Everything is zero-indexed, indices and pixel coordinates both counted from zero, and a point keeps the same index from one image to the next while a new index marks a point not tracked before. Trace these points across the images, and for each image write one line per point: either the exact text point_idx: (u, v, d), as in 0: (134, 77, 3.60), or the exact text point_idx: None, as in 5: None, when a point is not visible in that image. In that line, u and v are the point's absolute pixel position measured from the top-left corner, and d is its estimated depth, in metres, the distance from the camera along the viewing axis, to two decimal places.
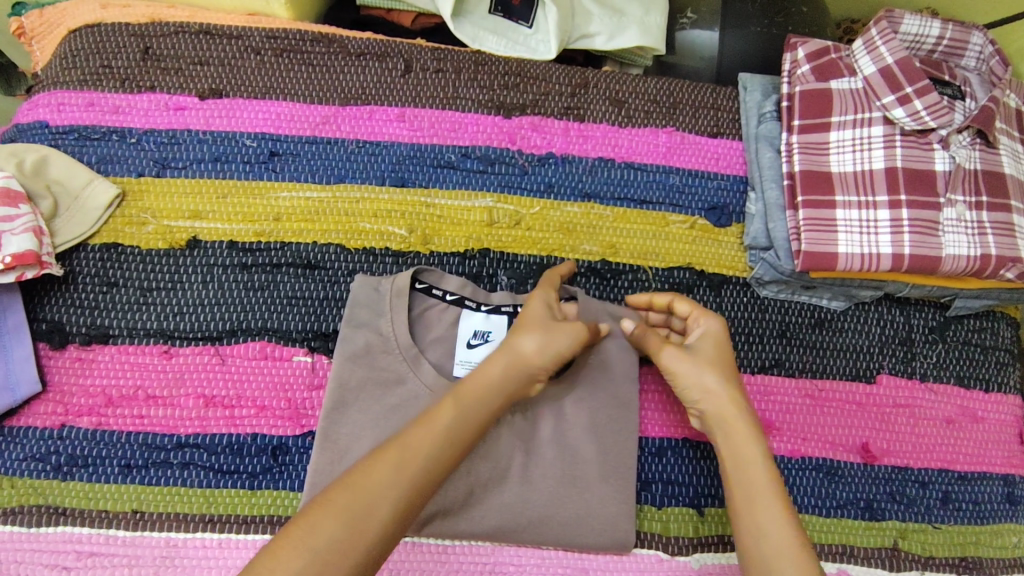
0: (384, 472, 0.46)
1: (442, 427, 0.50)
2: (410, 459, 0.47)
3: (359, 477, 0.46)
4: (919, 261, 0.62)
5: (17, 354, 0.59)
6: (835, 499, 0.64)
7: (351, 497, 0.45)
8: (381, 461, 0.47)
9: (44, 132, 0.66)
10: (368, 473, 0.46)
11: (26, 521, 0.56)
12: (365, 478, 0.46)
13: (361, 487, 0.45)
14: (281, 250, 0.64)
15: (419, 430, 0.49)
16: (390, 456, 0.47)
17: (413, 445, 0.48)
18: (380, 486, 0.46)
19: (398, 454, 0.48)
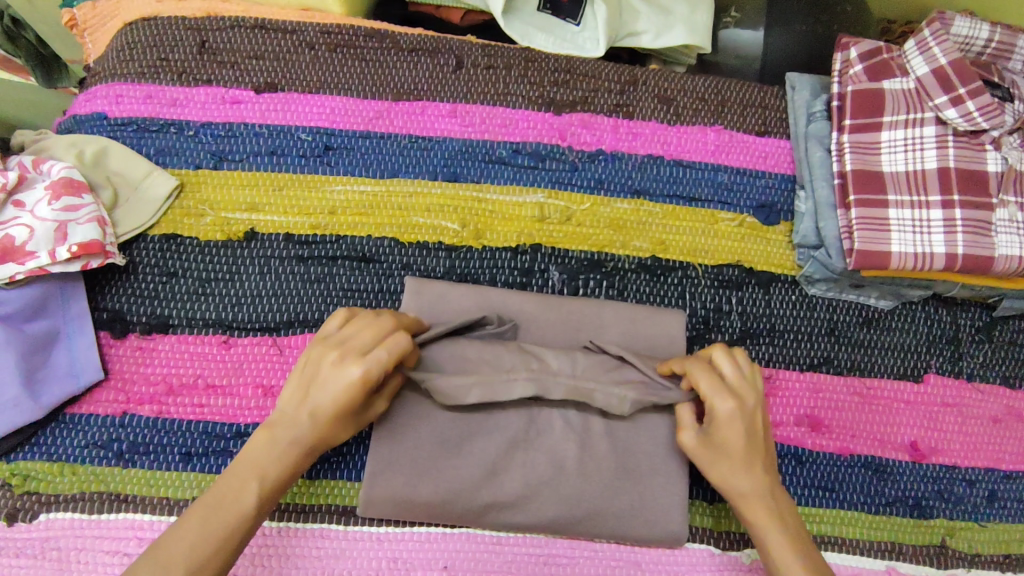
0: (212, 523, 0.47)
1: (268, 477, 0.49)
2: (239, 507, 0.48)
3: (196, 528, 0.46)
4: (971, 261, 0.63)
5: (81, 342, 0.60)
6: (884, 496, 0.64)
7: (186, 551, 0.45)
8: (209, 513, 0.47)
9: (102, 123, 0.67)
10: (195, 524, 0.46)
11: (88, 507, 0.56)
12: (190, 537, 0.46)
13: (195, 539, 0.46)
14: (337, 243, 0.65)
15: (249, 476, 0.49)
16: (221, 507, 0.48)
17: (243, 488, 0.49)
18: (209, 537, 0.46)
19: (227, 504, 0.48)
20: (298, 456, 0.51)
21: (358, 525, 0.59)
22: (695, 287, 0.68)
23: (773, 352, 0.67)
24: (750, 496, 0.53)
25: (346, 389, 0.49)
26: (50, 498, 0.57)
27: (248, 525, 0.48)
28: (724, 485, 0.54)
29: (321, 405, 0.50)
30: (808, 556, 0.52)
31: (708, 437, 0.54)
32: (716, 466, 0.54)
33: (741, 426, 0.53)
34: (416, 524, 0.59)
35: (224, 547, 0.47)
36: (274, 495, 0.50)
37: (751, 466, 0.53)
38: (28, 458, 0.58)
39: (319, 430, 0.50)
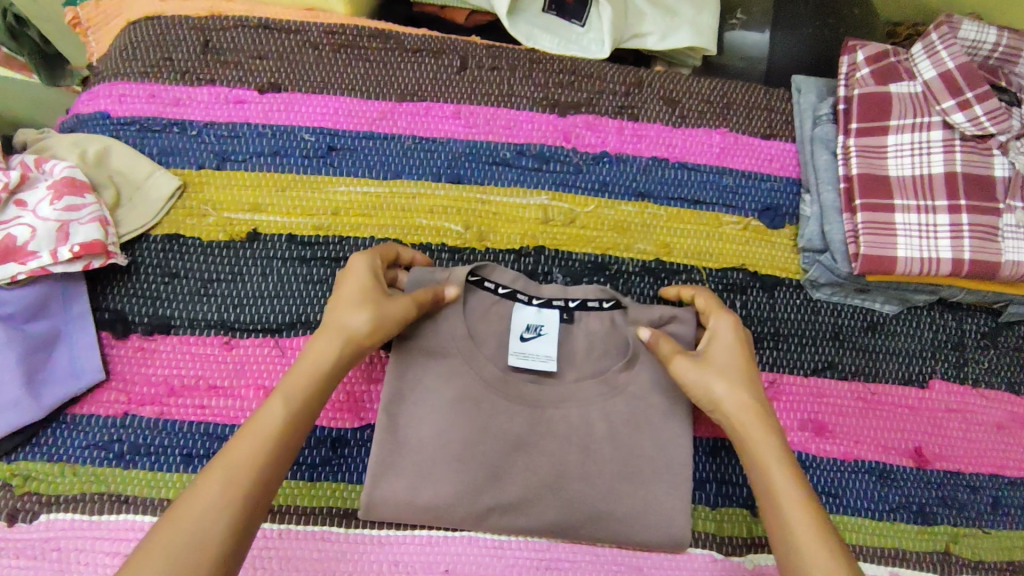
0: (245, 439, 0.45)
1: (299, 383, 0.49)
2: (271, 418, 0.47)
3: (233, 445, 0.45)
4: (978, 266, 0.62)
5: (82, 342, 0.60)
6: (888, 502, 0.64)
7: (222, 467, 0.44)
8: (243, 433, 0.46)
9: (105, 123, 0.67)
10: (231, 445, 0.45)
11: (88, 508, 0.56)
12: (226, 456, 0.44)
13: (228, 462, 0.44)
14: (340, 244, 0.65)
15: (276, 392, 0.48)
16: (253, 421, 0.46)
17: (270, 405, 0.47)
18: (239, 455, 0.44)
19: (259, 419, 0.47)
20: (325, 358, 0.50)
21: (359, 528, 0.59)
22: None
23: (776, 357, 0.66)
24: (753, 412, 0.52)
25: (356, 273, 0.55)
26: (50, 499, 0.57)
27: (285, 434, 0.47)
28: (723, 397, 0.53)
29: (337, 295, 0.53)
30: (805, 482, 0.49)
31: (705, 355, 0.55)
32: (716, 374, 0.54)
33: (736, 342, 0.56)
34: (417, 527, 0.59)
35: (263, 457, 0.45)
36: (307, 401, 0.48)
37: (750, 383, 0.54)
38: (28, 458, 0.58)
39: (338, 313, 0.52)
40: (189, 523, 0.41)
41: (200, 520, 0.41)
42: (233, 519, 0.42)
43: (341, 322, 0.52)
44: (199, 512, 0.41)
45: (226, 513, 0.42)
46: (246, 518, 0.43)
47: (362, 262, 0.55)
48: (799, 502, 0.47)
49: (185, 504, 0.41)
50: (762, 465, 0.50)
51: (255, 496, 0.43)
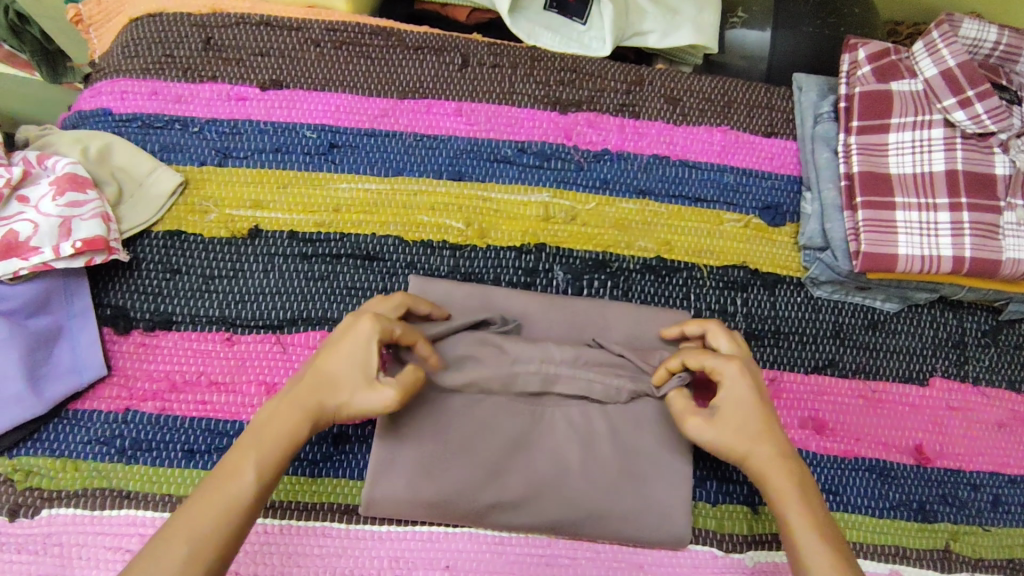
0: (206, 510, 0.45)
1: (266, 457, 0.48)
2: (234, 491, 0.46)
3: (191, 515, 0.45)
4: (978, 264, 0.62)
5: (84, 338, 0.60)
6: (888, 500, 0.64)
7: (180, 542, 0.43)
8: (203, 503, 0.45)
9: (107, 119, 0.67)
10: (189, 514, 0.45)
11: (90, 503, 0.56)
12: (182, 529, 0.44)
13: (188, 531, 0.44)
14: (341, 241, 0.65)
15: (245, 454, 0.48)
16: (216, 493, 0.46)
17: (239, 472, 0.47)
18: (201, 523, 0.44)
19: (221, 489, 0.46)
20: (295, 430, 0.49)
21: (360, 524, 0.59)
22: (701, 289, 0.68)
23: (777, 355, 0.66)
24: (771, 470, 0.51)
25: (354, 344, 0.51)
26: (51, 494, 0.57)
27: (247, 510, 0.46)
28: (740, 455, 0.52)
29: (321, 367, 0.51)
30: (833, 541, 0.48)
31: (716, 407, 0.54)
32: (731, 431, 0.52)
33: (746, 392, 0.53)
34: (418, 523, 0.59)
35: (221, 535, 0.45)
36: (273, 476, 0.48)
37: (766, 438, 0.52)
38: (29, 453, 0.58)
39: (319, 391, 0.50)
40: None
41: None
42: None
43: (317, 398, 0.50)
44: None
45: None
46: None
47: (364, 334, 0.51)
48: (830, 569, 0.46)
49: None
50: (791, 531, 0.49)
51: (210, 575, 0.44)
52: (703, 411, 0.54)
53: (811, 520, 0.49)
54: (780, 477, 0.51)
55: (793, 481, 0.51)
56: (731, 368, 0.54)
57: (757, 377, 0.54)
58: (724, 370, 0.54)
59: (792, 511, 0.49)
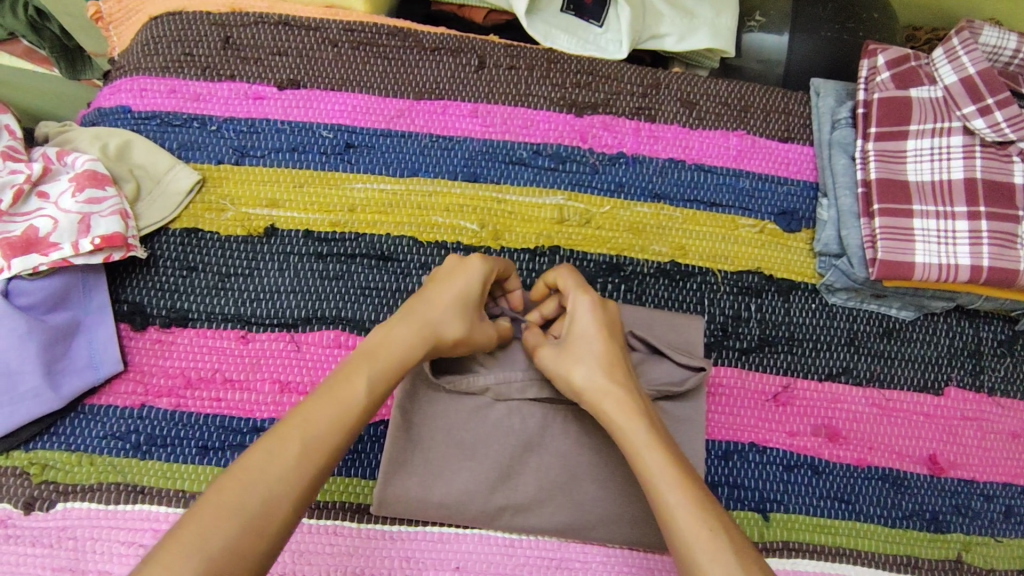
0: (323, 412, 0.45)
1: (376, 371, 0.49)
2: (346, 401, 0.46)
3: (303, 420, 0.45)
4: (996, 274, 0.62)
5: (101, 334, 0.60)
6: (901, 509, 0.64)
7: (288, 445, 0.43)
8: (317, 406, 0.46)
9: (126, 116, 0.67)
10: (303, 419, 0.45)
11: (105, 498, 0.57)
12: (296, 426, 0.44)
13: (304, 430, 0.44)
14: (356, 241, 0.65)
15: (361, 364, 0.49)
16: (328, 399, 0.46)
17: (351, 382, 0.47)
18: (318, 424, 0.45)
19: (332, 397, 0.46)
20: (405, 350, 0.50)
21: (371, 524, 0.59)
22: (714, 293, 0.67)
23: (790, 361, 0.66)
24: (612, 395, 0.52)
25: (468, 277, 0.55)
26: (66, 488, 0.57)
27: (354, 423, 0.46)
28: (582, 385, 0.53)
29: (435, 295, 0.54)
30: (676, 458, 0.48)
31: (566, 342, 0.55)
32: (577, 362, 0.54)
33: (594, 328, 0.55)
34: (428, 523, 0.59)
35: (333, 445, 0.45)
36: (382, 392, 0.48)
37: (609, 368, 0.53)
38: (45, 447, 0.58)
39: (434, 315, 0.53)
40: (250, 492, 0.41)
41: (262, 492, 0.41)
42: (293, 499, 0.42)
43: (432, 323, 0.52)
44: (260, 483, 0.41)
45: (287, 495, 0.42)
46: (304, 500, 0.43)
47: (478, 267, 0.55)
48: (673, 482, 0.46)
49: (252, 469, 0.42)
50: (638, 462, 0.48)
51: (315, 480, 0.44)
52: (553, 349, 0.56)
53: (651, 438, 0.49)
54: (620, 403, 0.51)
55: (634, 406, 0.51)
56: (583, 307, 0.56)
57: (610, 317, 0.57)
58: (577, 306, 0.56)
59: (635, 430, 0.50)
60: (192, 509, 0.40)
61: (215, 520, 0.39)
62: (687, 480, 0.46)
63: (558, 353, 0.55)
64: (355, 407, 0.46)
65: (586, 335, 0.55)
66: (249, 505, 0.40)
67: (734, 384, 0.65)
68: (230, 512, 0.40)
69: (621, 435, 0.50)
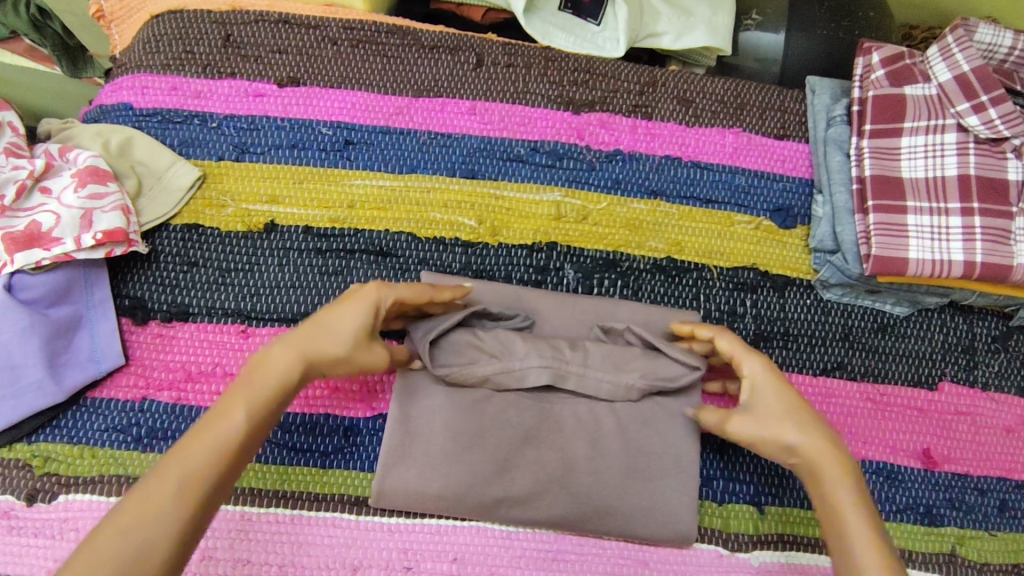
0: (203, 445, 0.44)
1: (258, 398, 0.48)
2: (225, 430, 0.45)
3: (183, 455, 0.43)
4: (989, 270, 0.62)
5: (102, 328, 0.60)
6: (895, 503, 0.64)
7: (166, 479, 0.42)
8: (195, 438, 0.45)
9: (127, 114, 0.68)
10: (180, 453, 0.44)
11: (106, 490, 0.57)
12: (174, 462, 0.43)
13: (184, 465, 0.43)
14: (355, 237, 0.66)
15: (238, 393, 0.47)
16: (207, 430, 0.45)
17: (230, 411, 0.46)
18: (197, 457, 0.44)
19: (212, 428, 0.45)
20: (286, 371, 0.49)
21: (370, 516, 0.59)
22: (711, 289, 0.68)
23: (785, 356, 0.67)
24: (830, 454, 0.51)
25: (360, 302, 0.54)
26: (69, 480, 0.58)
27: (237, 450, 0.45)
28: (790, 441, 0.52)
29: (325, 315, 0.53)
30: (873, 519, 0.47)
31: (754, 405, 0.55)
32: (770, 422, 0.53)
33: (781, 388, 0.55)
34: (426, 515, 0.59)
35: (213, 475, 0.44)
36: (263, 415, 0.47)
37: (801, 426, 0.52)
38: (47, 440, 0.58)
39: (318, 334, 0.52)
40: (131, 534, 0.40)
41: (140, 530, 0.40)
42: (175, 537, 0.41)
43: (314, 344, 0.51)
44: (140, 520, 0.40)
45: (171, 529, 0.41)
46: (189, 535, 0.42)
47: (371, 291, 0.54)
48: (868, 546, 0.46)
49: (128, 511, 0.41)
50: (838, 521, 0.48)
51: (196, 517, 0.42)
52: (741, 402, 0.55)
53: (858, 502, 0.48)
54: (833, 460, 0.50)
55: (823, 466, 0.50)
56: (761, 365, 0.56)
57: (784, 375, 0.56)
58: (757, 365, 0.56)
59: (837, 488, 0.49)
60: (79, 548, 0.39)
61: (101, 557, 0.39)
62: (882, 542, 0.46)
63: (749, 416, 0.54)
64: (237, 436, 0.45)
65: (773, 390, 0.55)
66: (130, 547, 0.39)
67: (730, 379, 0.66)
68: (111, 551, 0.39)
69: (823, 492, 0.49)
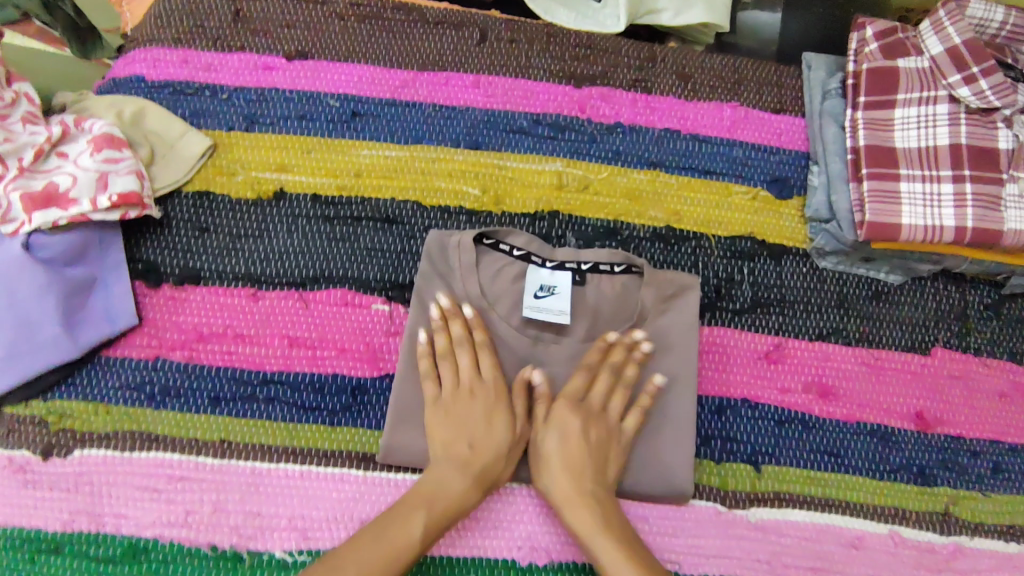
0: (400, 538, 0.51)
1: (462, 442, 0.57)
2: (412, 530, 0.52)
3: (360, 539, 0.51)
4: (981, 234, 0.63)
5: (117, 289, 0.61)
6: (889, 463, 0.66)
7: (378, 545, 0.50)
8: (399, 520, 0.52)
9: (139, 85, 0.70)
10: (385, 533, 0.51)
11: (120, 445, 0.59)
12: (373, 544, 0.50)
13: (389, 544, 0.51)
14: (362, 204, 0.67)
15: (428, 496, 0.54)
16: (401, 521, 0.52)
17: (421, 511, 0.53)
18: (400, 545, 0.51)
19: (412, 516, 0.53)
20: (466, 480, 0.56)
21: (377, 471, 0.61)
22: (708, 257, 0.70)
23: (782, 322, 0.68)
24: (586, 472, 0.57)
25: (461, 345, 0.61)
26: (83, 436, 0.60)
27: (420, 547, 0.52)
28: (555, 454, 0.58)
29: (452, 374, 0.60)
30: (618, 533, 0.55)
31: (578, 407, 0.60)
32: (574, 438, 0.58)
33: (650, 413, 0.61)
34: None
35: (433, 519, 0.53)
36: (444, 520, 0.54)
37: (586, 435, 0.58)
38: (62, 397, 0.60)
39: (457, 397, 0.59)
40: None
41: None
42: None
43: (461, 418, 0.58)
44: (347, 572, 0.48)
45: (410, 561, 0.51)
46: None
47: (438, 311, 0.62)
48: (615, 550, 0.53)
49: (341, 558, 0.49)
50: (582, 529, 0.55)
51: None
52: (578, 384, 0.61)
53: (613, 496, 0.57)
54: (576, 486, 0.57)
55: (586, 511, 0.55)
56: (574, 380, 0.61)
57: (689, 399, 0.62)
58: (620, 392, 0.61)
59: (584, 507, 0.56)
60: (303, 575, 0.49)
61: None
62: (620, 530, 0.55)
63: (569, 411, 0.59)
64: (411, 534, 0.52)
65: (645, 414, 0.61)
66: None
67: (728, 343, 0.67)
68: (373, 571, 0.49)
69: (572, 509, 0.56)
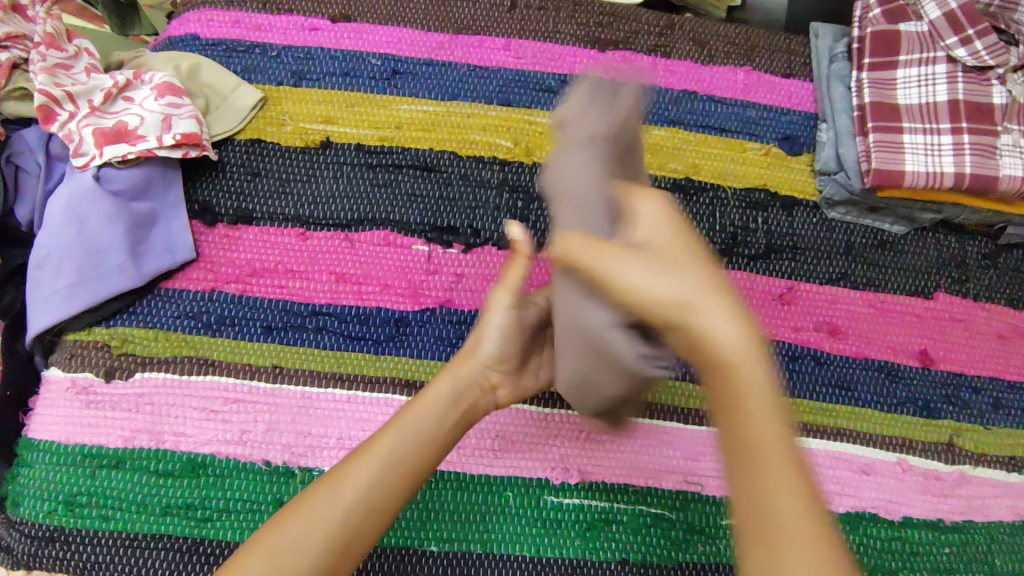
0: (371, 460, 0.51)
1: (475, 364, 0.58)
2: (384, 448, 0.52)
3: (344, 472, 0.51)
4: (978, 180, 0.69)
5: (176, 225, 0.66)
6: (897, 397, 0.70)
7: (355, 477, 0.50)
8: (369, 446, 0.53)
9: (194, 43, 0.75)
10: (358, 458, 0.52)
11: (179, 368, 0.63)
12: (349, 472, 0.51)
13: (358, 472, 0.51)
14: (403, 154, 0.72)
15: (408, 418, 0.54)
16: (376, 446, 0.52)
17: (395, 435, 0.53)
18: (372, 467, 0.51)
19: (383, 441, 0.52)
20: (444, 397, 0.55)
21: None
22: (725, 207, 0.74)
23: (795, 267, 0.73)
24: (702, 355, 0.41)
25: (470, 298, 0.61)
26: (144, 360, 0.64)
27: (397, 466, 0.51)
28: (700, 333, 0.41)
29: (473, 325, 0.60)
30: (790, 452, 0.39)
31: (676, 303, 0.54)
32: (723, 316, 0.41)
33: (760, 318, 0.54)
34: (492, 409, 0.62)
35: (411, 432, 0.53)
36: (419, 436, 0.53)
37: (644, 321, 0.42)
38: (124, 324, 0.64)
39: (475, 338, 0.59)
40: (304, 526, 0.48)
41: (318, 525, 0.48)
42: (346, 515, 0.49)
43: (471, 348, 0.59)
44: (317, 514, 0.49)
45: (390, 484, 0.51)
46: (352, 526, 0.49)
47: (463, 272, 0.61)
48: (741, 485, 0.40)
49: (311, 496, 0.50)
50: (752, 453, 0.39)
51: (353, 522, 0.49)
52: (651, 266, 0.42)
53: (772, 390, 0.40)
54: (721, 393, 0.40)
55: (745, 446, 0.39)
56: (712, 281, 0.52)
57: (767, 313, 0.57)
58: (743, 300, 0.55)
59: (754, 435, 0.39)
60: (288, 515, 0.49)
61: (290, 540, 0.47)
62: (788, 434, 0.39)
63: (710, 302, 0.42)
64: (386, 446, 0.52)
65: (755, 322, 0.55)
66: (324, 527, 0.48)
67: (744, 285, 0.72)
68: (315, 528, 0.48)
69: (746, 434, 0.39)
